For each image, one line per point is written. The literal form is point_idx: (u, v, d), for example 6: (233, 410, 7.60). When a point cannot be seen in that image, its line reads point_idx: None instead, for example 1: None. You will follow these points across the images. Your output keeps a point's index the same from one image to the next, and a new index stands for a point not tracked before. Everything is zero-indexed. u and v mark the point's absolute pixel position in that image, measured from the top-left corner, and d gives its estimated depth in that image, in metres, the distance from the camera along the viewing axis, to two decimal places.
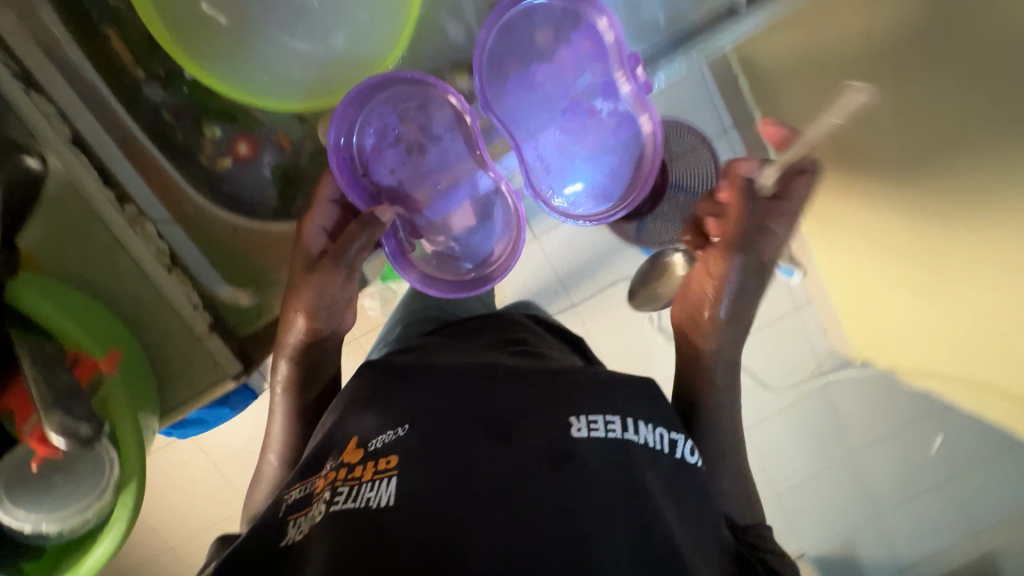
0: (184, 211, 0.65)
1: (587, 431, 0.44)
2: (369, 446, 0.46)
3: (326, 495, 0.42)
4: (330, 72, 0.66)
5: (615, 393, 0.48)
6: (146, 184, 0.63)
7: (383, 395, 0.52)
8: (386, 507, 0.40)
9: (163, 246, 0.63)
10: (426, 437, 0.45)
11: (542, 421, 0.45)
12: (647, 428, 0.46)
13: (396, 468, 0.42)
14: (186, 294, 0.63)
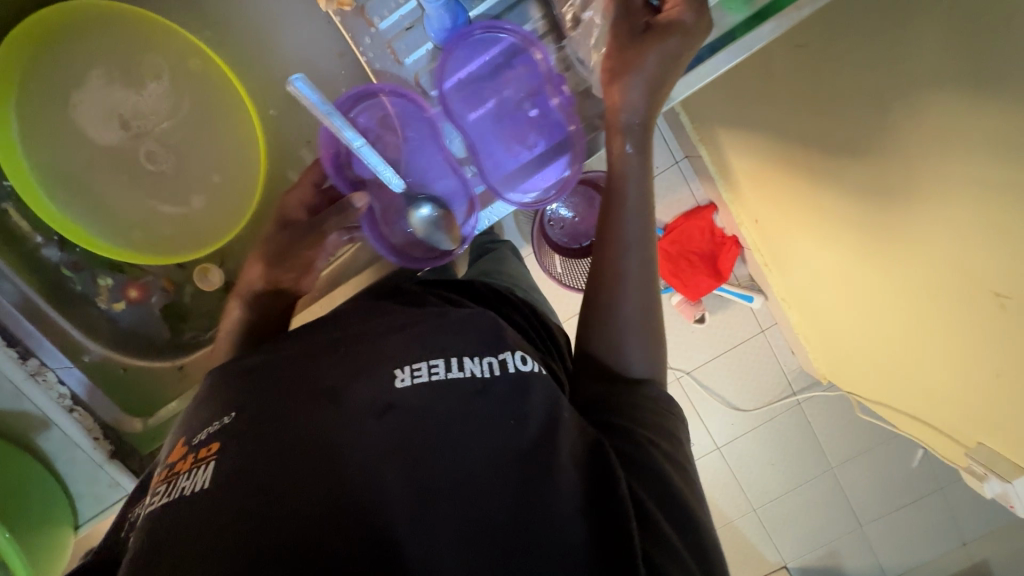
0: (83, 355, 0.75)
1: (410, 380, 0.46)
2: (194, 441, 0.46)
3: (151, 504, 0.43)
4: (197, 225, 0.74)
5: (437, 340, 0.50)
6: (47, 340, 0.73)
7: (231, 378, 0.51)
8: (202, 491, 0.41)
9: (64, 390, 0.74)
10: (254, 417, 0.45)
11: (369, 382, 0.46)
12: (472, 362, 0.48)
13: (213, 454, 0.43)
14: (88, 428, 0.74)
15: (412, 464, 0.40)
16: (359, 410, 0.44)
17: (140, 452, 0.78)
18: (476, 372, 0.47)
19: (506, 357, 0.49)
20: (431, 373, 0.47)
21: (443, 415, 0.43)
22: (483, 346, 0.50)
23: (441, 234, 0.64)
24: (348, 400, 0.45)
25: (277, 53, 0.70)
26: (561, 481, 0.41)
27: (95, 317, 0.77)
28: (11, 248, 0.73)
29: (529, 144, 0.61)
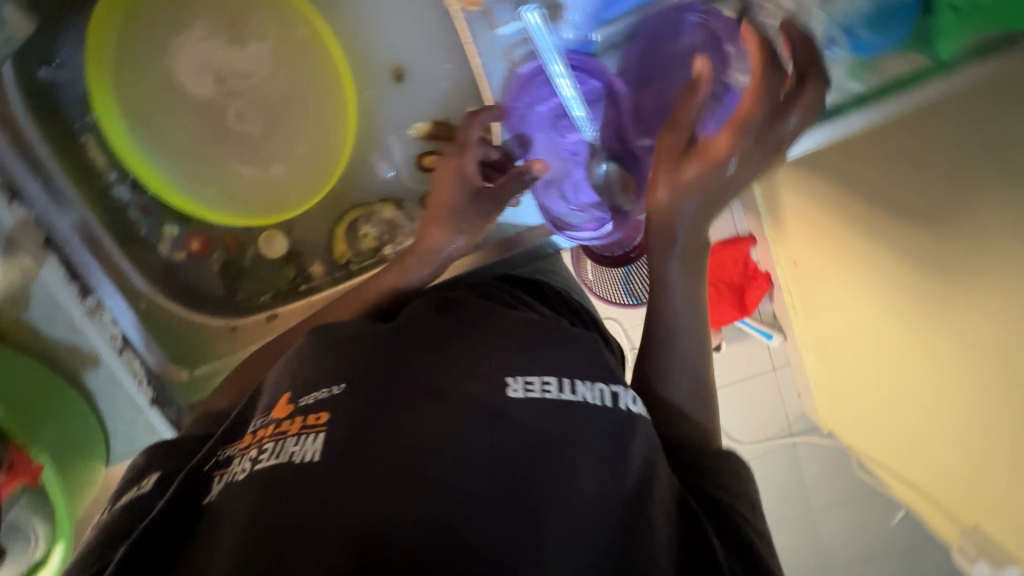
0: (141, 300, 0.76)
1: (522, 392, 0.44)
2: (299, 403, 0.44)
3: (252, 456, 0.42)
4: (264, 191, 0.74)
5: (557, 353, 0.47)
6: (106, 277, 0.74)
7: (337, 342, 0.49)
8: (311, 464, 0.39)
9: (116, 331, 0.74)
10: (363, 394, 0.43)
11: (481, 383, 0.44)
12: (585, 387, 0.45)
13: (322, 425, 0.41)
14: (135, 373, 0.75)
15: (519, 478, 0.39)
16: (475, 415, 0.42)
17: (178, 403, 0.78)
18: (591, 399, 0.44)
19: (620, 393, 0.45)
20: (544, 391, 0.44)
21: (563, 434, 0.41)
22: (594, 367, 0.47)
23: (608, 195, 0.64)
24: (461, 398, 0.43)
25: (384, 34, 0.69)
26: (660, 538, 0.39)
27: (156, 263, 0.77)
28: (86, 182, 0.73)
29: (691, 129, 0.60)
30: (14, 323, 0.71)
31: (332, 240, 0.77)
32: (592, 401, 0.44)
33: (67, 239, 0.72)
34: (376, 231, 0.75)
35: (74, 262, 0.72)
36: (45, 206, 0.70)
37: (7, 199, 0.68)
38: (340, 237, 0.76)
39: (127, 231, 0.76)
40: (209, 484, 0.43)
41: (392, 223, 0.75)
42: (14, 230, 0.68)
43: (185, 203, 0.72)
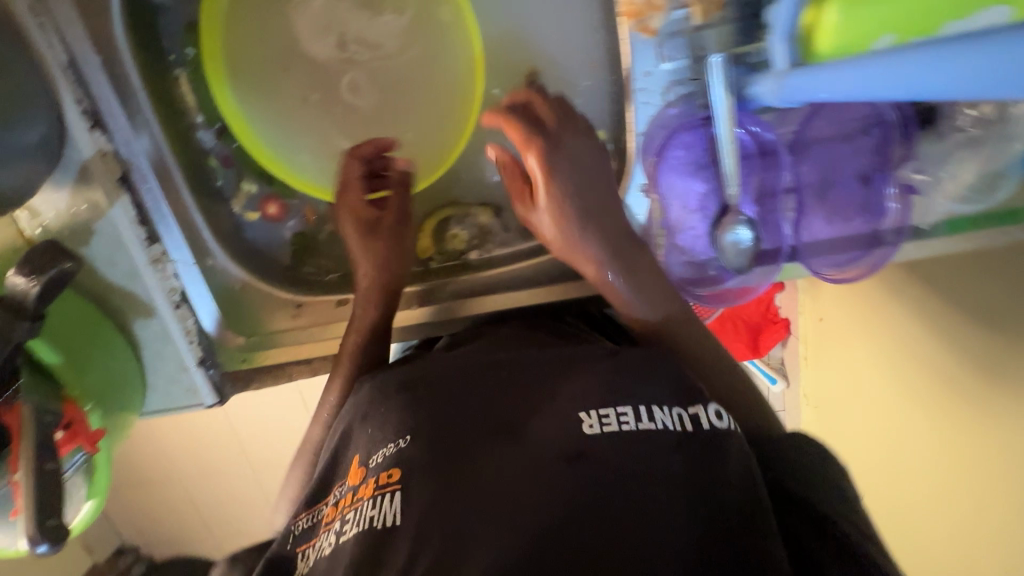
0: (206, 255, 0.72)
1: (598, 428, 0.46)
2: (370, 465, 0.49)
3: (338, 528, 0.46)
4: (367, 172, 0.69)
5: (620, 386, 0.49)
6: (175, 226, 0.69)
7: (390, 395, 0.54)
8: (394, 526, 0.42)
9: (176, 285, 0.69)
10: (432, 445, 0.47)
11: (551, 422, 0.47)
12: (661, 412, 0.47)
13: (397, 483, 0.45)
14: (186, 331, 0.70)
15: (587, 490, 0.41)
16: (548, 450, 0.45)
17: (222, 367, 0.73)
18: (666, 425, 0.47)
19: (699, 414, 0.48)
20: (618, 423, 0.47)
21: (625, 459, 0.43)
22: (663, 395, 0.49)
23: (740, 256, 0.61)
24: (535, 437, 0.46)
25: (530, 32, 0.64)
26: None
27: (227, 218, 0.73)
28: (171, 119, 0.68)
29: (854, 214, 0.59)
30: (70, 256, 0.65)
31: (418, 235, 0.73)
32: (668, 429, 0.46)
33: (143, 177, 0.66)
34: (467, 234, 0.72)
35: (145, 204, 0.66)
36: (128, 140, 0.65)
37: (90, 125, 0.61)
38: (427, 233, 0.72)
39: (202, 181, 0.71)
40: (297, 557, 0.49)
41: (485, 229, 0.72)
42: (89, 159, 0.62)
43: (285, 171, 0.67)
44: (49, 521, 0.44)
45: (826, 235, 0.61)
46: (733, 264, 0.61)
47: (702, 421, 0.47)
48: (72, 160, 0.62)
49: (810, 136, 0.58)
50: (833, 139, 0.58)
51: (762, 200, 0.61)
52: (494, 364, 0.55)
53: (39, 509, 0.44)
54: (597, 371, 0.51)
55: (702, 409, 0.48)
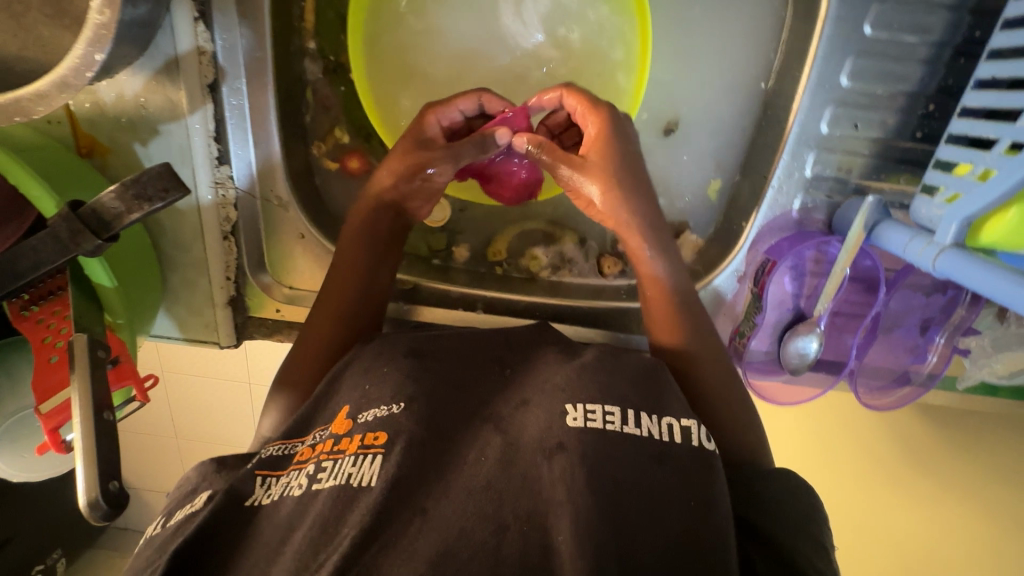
0: (271, 194, 0.63)
1: (582, 422, 0.45)
2: (359, 420, 0.50)
3: (310, 473, 0.47)
4: None
5: (617, 387, 0.48)
6: (249, 150, 0.61)
7: (390, 359, 0.56)
8: (369, 487, 0.44)
9: (232, 215, 0.63)
10: (427, 422, 0.48)
11: (540, 417, 0.47)
12: (649, 422, 0.46)
13: (381, 447, 0.46)
14: (226, 266, 0.65)
15: (548, 493, 0.42)
16: (533, 449, 0.45)
17: (247, 310, 0.68)
18: (652, 431, 0.46)
19: (691, 428, 0.46)
20: (606, 421, 0.46)
21: (607, 457, 0.43)
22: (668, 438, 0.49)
23: (800, 367, 0.65)
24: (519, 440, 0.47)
25: (683, 87, 0.65)
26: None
27: (302, 154, 0.66)
28: (283, 31, 0.59)
29: (900, 357, 0.66)
30: (121, 151, 0.58)
31: (496, 237, 0.72)
32: (653, 436, 0.45)
33: (235, 89, 0.58)
34: (547, 258, 0.71)
35: (227, 121, 0.59)
36: (231, 43, 0.56)
37: (195, 17, 0.53)
38: (506, 239, 0.71)
39: (293, 110, 0.63)
40: (259, 498, 0.47)
41: (565, 256, 0.71)
42: (184, 56, 0.54)
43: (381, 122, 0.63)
44: (112, 483, 0.40)
45: (869, 364, 0.67)
46: (789, 365, 0.65)
47: (691, 436, 0.46)
48: (164, 51, 0.53)
49: (902, 288, 0.62)
50: (918, 290, 0.63)
51: (834, 321, 0.65)
52: (498, 358, 0.56)
53: (101, 466, 0.40)
54: (611, 372, 0.50)
55: (692, 423, 0.46)
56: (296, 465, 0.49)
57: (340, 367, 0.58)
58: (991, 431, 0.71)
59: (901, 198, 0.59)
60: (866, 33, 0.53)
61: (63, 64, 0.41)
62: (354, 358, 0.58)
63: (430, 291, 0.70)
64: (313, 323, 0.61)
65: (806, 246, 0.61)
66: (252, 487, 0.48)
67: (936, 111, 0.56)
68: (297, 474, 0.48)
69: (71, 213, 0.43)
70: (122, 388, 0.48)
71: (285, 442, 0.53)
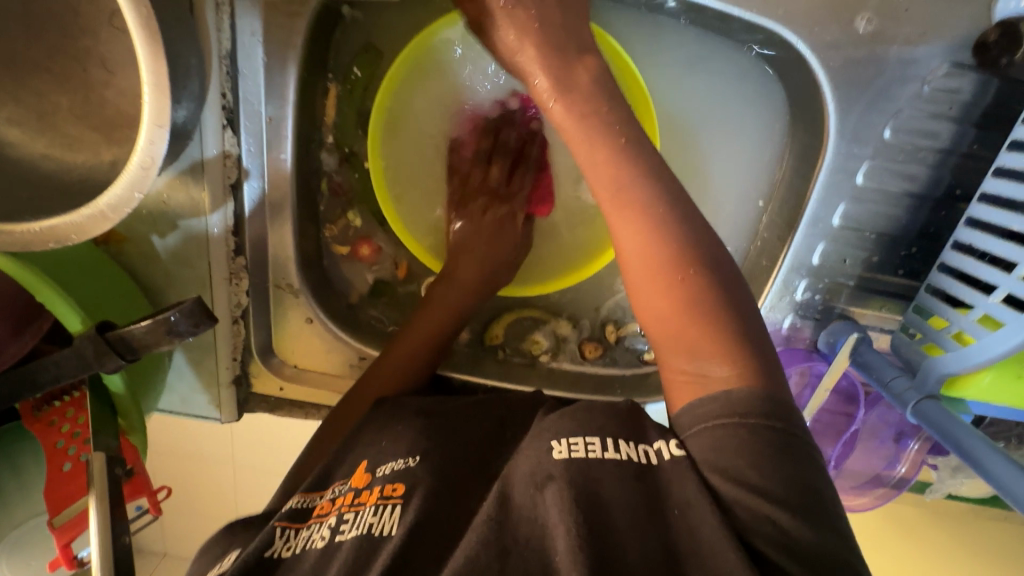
0: (282, 279, 0.64)
1: (567, 455, 0.43)
2: (378, 473, 0.52)
3: (333, 524, 0.48)
4: None
5: (596, 419, 0.46)
6: (265, 242, 0.62)
7: (403, 417, 0.58)
8: (390, 535, 0.46)
9: (243, 301, 0.64)
10: (439, 471, 0.51)
11: (529, 455, 0.45)
12: (629, 447, 0.44)
13: (400, 497, 0.48)
14: (234, 346, 0.66)
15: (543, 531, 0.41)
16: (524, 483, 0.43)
17: (250, 385, 0.70)
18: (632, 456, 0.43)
19: (664, 449, 0.43)
20: (588, 450, 0.43)
21: (597, 488, 0.41)
22: None
23: None
24: None
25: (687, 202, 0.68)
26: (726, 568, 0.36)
27: (315, 240, 0.67)
28: (306, 131, 0.61)
29: (875, 461, 0.71)
30: (138, 240, 0.59)
31: (493, 322, 0.74)
32: (632, 460, 0.43)
33: (255, 186, 0.59)
34: (547, 343, 0.73)
35: (246, 215, 0.60)
36: (255, 144, 0.57)
37: (223, 124, 0.55)
38: (503, 324, 0.74)
39: (310, 200, 0.65)
40: (280, 550, 0.48)
41: (561, 339, 0.74)
42: (209, 160, 0.55)
43: (392, 216, 0.65)
44: None
45: (847, 465, 0.71)
46: None
47: (665, 456, 0.43)
48: (190, 154, 0.54)
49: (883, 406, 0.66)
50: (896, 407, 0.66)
51: (817, 424, 0.70)
52: (502, 423, 0.57)
53: None
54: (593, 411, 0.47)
55: (667, 443, 0.44)
56: (316, 519, 0.51)
57: (358, 432, 0.59)
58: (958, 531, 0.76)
59: (882, 325, 0.63)
60: (858, 181, 0.57)
61: (101, 199, 0.42)
62: (372, 428, 0.58)
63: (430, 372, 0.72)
64: (346, 407, 0.64)
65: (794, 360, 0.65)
66: (272, 538, 0.49)
67: (919, 252, 0.60)
68: (316, 526, 0.49)
69: (98, 334, 0.44)
70: (133, 495, 0.49)
71: (306, 494, 0.55)
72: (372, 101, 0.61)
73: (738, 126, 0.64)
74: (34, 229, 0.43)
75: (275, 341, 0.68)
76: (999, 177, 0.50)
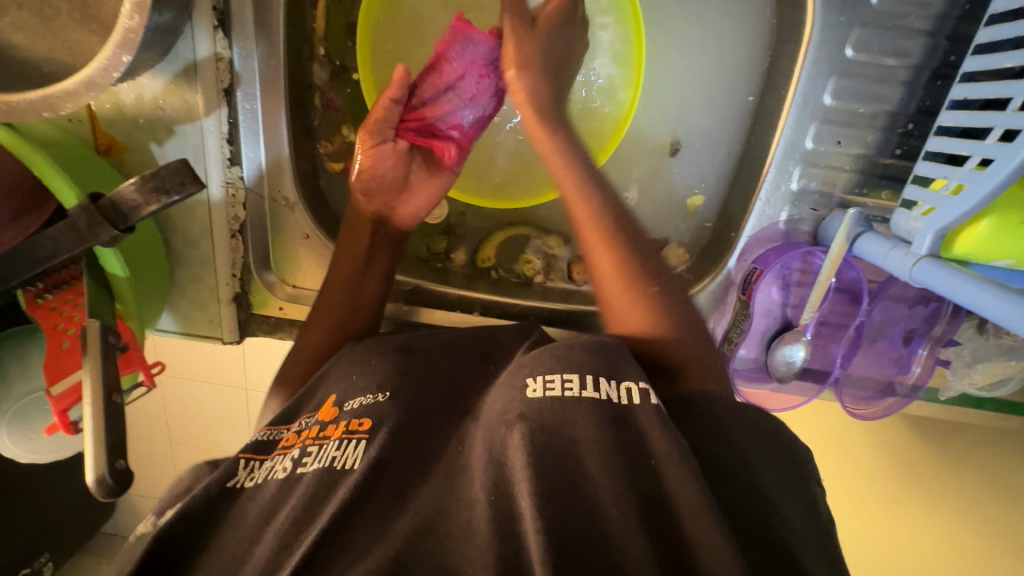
0: (278, 193, 0.66)
1: (541, 393, 0.45)
2: (345, 407, 0.52)
3: (296, 456, 0.49)
4: (481, 176, 0.72)
5: (569, 355, 0.47)
6: (260, 152, 0.63)
7: (377, 352, 0.58)
8: (350, 469, 0.46)
9: (240, 214, 0.65)
10: (409, 408, 0.51)
11: (503, 394, 0.47)
12: (608, 386, 0.45)
13: (364, 433, 0.49)
14: (233, 263, 0.66)
15: None
16: (497, 418, 0.45)
17: (251, 306, 0.70)
18: (611, 396, 0.44)
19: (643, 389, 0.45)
20: (565, 388, 0.44)
21: (563, 422, 0.42)
22: None
23: (787, 372, 0.66)
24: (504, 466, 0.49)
25: (680, 103, 0.67)
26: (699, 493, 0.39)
27: (309, 157, 0.68)
28: (297, 42, 0.62)
29: (884, 367, 0.68)
30: (137, 150, 0.61)
31: (484, 243, 0.74)
32: (611, 400, 0.44)
33: (248, 94, 0.61)
34: (539, 262, 0.73)
35: (240, 124, 0.61)
36: (247, 50, 0.59)
37: (214, 25, 0.56)
38: (494, 244, 0.74)
39: (304, 115, 0.66)
40: (240, 479, 0.50)
41: (553, 258, 0.74)
42: (201, 62, 0.57)
43: None
44: (120, 462, 0.42)
45: (856, 373, 0.69)
46: (777, 374, 0.67)
47: (646, 397, 0.44)
48: (183, 55, 0.56)
49: (887, 301, 0.65)
50: (901, 301, 0.64)
51: (822, 328, 0.67)
52: (482, 353, 0.58)
53: (108, 445, 0.42)
54: (570, 347, 0.48)
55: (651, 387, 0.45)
56: (280, 452, 0.51)
57: (329, 365, 0.60)
58: (978, 443, 0.73)
59: (883, 213, 0.61)
60: (848, 54, 0.56)
61: (91, 64, 0.44)
62: (342, 356, 0.60)
63: (420, 292, 0.71)
64: (315, 331, 0.64)
65: (795, 254, 0.63)
66: (236, 470, 0.50)
67: (916, 129, 0.58)
68: (280, 458, 0.50)
69: (90, 204, 0.46)
70: (129, 374, 0.50)
71: (270, 429, 0.55)
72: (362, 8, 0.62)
73: (726, 18, 0.64)
74: (29, 99, 0.45)
75: (273, 258, 0.69)
76: (990, 26, 0.49)
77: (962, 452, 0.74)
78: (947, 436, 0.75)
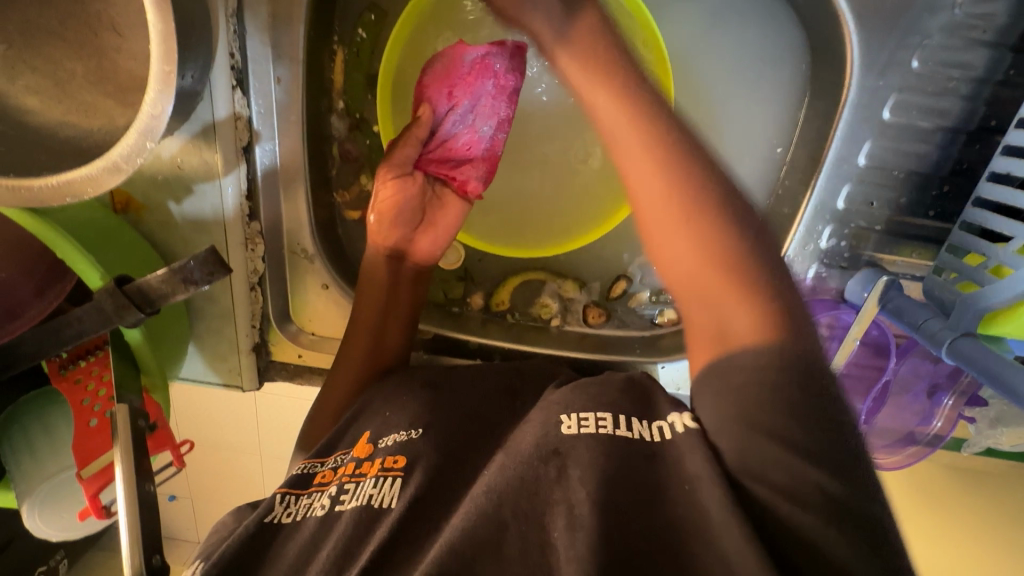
0: (298, 246, 0.64)
1: (576, 430, 0.44)
2: (380, 444, 0.52)
3: (333, 494, 0.49)
4: (499, 222, 0.71)
5: (603, 393, 0.47)
6: (279, 206, 0.62)
7: (408, 390, 0.58)
8: (388, 508, 0.45)
9: (259, 266, 0.64)
10: (442, 445, 0.50)
11: (533, 427, 0.46)
12: (640, 424, 0.44)
13: (400, 470, 0.48)
14: (252, 314, 0.66)
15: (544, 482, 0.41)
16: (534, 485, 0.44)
17: (269, 354, 0.70)
18: (642, 432, 0.44)
19: (676, 420, 0.44)
20: (598, 426, 0.44)
21: (596, 452, 0.41)
22: None
23: None
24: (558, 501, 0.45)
25: None
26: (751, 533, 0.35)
27: (328, 206, 0.67)
28: (316, 94, 0.61)
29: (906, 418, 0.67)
30: (155, 208, 0.60)
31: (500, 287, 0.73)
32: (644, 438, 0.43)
33: (268, 149, 0.59)
34: (556, 306, 0.72)
35: (259, 179, 0.60)
36: (267, 107, 0.58)
37: (233, 84, 0.55)
38: (510, 289, 0.72)
39: (323, 165, 0.65)
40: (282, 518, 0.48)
41: (569, 301, 0.72)
42: (221, 122, 0.56)
43: None
44: (156, 558, 0.43)
45: (878, 423, 0.68)
46: None
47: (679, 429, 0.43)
48: (202, 116, 0.55)
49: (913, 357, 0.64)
50: (927, 357, 0.64)
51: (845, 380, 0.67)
52: (512, 389, 0.57)
53: (144, 541, 0.42)
54: (599, 384, 0.48)
55: (680, 416, 0.44)
56: (315, 488, 0.51)
57: (362, 402, 0.59)
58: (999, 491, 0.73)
59: (913, 271, 0.60)
60: (884, 118, 0.54)
61: (115, 149, 0.43)
62: (378, 397, 0.59)
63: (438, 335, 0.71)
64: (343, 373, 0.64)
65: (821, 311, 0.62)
66: (272, 505, 0.49)
67: (950, 191, 0.57)
68: (317, 496, 0.50)
69: (117, 288, 0.45)
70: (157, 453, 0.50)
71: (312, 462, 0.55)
72: (382, 60, 0.61)
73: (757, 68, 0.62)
74: (53, 184, 0.44)
75: (291, 307, 0.68)
76: None
77: (983, 500, 0.74)
78: (971, 482, 0.74)
